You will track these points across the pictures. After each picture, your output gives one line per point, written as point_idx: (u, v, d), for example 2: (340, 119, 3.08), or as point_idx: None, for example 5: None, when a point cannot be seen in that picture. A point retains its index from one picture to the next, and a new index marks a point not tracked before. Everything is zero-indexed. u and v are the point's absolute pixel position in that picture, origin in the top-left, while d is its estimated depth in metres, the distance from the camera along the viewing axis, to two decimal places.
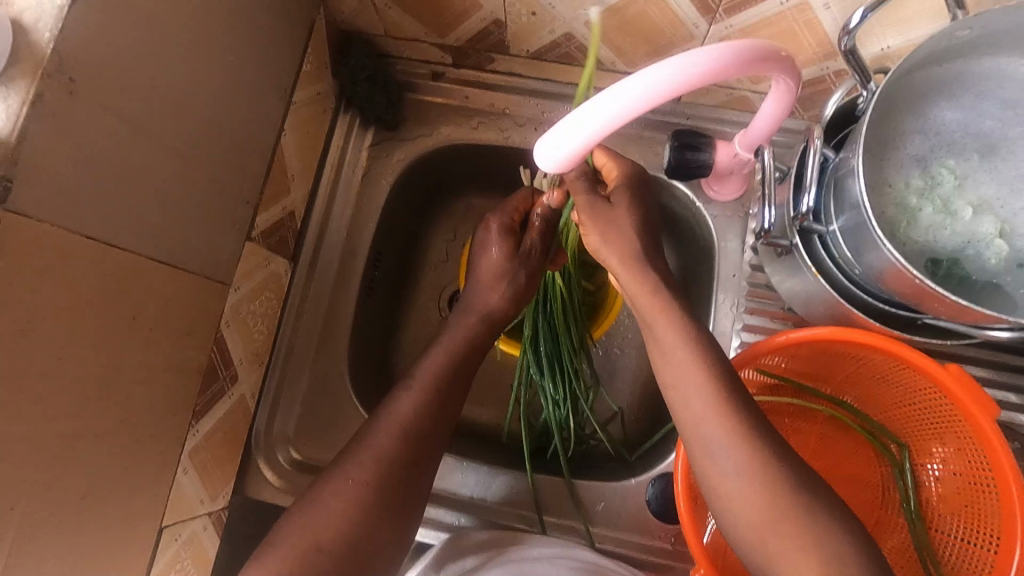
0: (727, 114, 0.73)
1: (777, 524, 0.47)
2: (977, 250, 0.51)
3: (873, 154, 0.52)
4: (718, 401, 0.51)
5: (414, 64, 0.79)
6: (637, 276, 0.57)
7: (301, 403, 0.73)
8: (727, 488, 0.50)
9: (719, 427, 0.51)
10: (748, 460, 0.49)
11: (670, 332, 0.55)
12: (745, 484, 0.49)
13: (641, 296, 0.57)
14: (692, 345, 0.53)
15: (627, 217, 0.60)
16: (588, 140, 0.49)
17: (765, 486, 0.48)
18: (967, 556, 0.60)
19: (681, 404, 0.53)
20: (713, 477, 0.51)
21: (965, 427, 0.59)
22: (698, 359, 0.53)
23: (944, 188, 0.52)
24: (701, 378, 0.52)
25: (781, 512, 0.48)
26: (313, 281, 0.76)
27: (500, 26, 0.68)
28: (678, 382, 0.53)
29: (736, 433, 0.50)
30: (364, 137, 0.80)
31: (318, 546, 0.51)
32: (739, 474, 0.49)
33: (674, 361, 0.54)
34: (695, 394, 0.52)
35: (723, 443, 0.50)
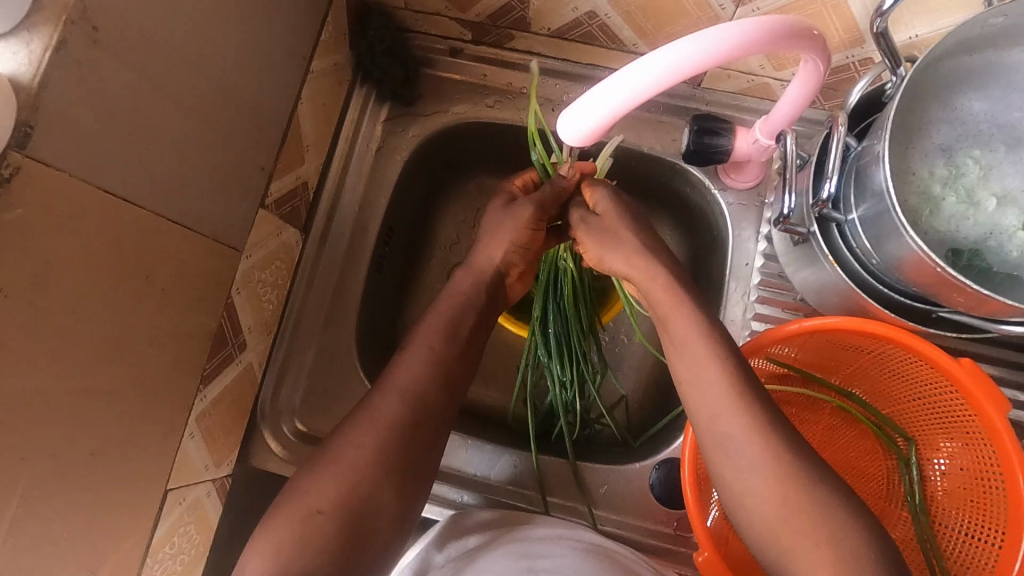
0: (747, 102, 0.72)
1: (789, 517, 0.47)
2: (999, 242, 0.50)
3: (897, 142, 0.52)
4: (733, 390, 0.52)
5: (433, 39, 0.78)
6: (646, 276, 0.59)
7: (307, 375, 0.73)
8: (742, 482, 0.50)
9: (737, 420, 0.51)
10: (762, 454, 0.49)
11: (684, 319, 0.56)
12: (760, 480, 0.49)
13: (656, 288, 0.58)
14: (707, 336, 0.54)
15: (616, 221, 0.63)
16: (611, 115, 0.48)
17: (778, 481, 0.48)
18: (971, 551, 0.60)
19: (696, 400, 0.54)
20: (729, 472, 0.51)
21: (975, 422, 0.58)
22: (710, 350, 0.53)
23: (968, 178, 0.51)
24: (716, 371, 0.53)
25: (798, 508, 0.47)
26: (324, 254, 0.75)
27: (523, 1, 0.67)
28: (691, 371, 0.54)
29: (753, 426, 0.50)
30: (379, 112, 0.79)
31: (315, 507, 0.50)
32: (754, 470, 0.49)
33: (687, 355, 0.55)
34: (710, 390, 0.52)
35: (736, 439, 0.50)
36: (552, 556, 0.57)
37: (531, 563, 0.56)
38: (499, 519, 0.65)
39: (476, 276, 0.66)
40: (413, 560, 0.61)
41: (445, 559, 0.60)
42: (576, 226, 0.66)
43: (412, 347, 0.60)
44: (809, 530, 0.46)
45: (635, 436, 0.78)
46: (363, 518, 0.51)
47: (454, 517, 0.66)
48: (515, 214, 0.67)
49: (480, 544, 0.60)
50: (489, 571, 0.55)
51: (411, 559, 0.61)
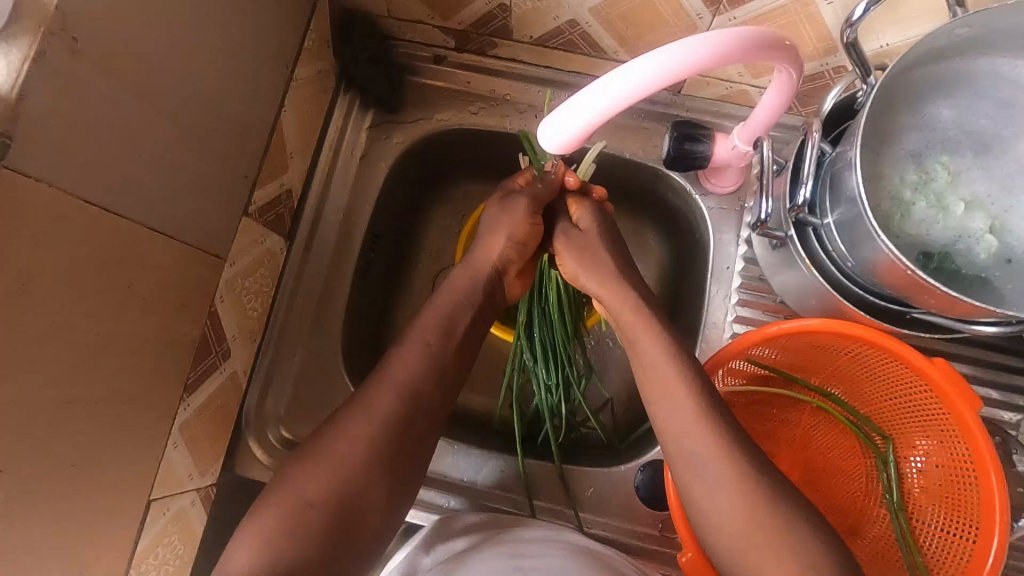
0: (726, 108, 0.73)
1: (752, 534, 0.48)
2: (968, 245, 0.52)
3: (869, 148, 0.53)
4: (700, 410, 0.53)
5: (417, 47, 0.78)
6: (618, 297, 0.61)
7: (292, 382, 0.73)
8: (707, 498, 0.51)
9: (703, 436, 0.52)
10: (727, 469, 0.50)
11: (652, 342, 0.57)
12: (724, 496, 0.50)
13: (627, 315, 0.60)
14: (672, 358, 0.56)
15: (596, 239, 0.67)
16: (592, 122, 0.48)
17: (743, 499, 0.49)
18: (946, 546, 0.61)
19: (664, 417, 0.55)
20: (697, 488, 0.51)
21: (948, 420, 0.60)
22: (678, 373, 0.55)
23: (938, 183, 0.53)
24: (683, 390, 0.54)
25: (757, 524, 0.48)
26: (309, 261, 0.75)
27: (505, 10, 0.68)
28: (659, 394, 0.55)
29: (717, 442, 0.51)
30: (364, 119, 0.80)
31: (308, 500, 0.50)
32: (718, 487, 0.50)
33: (656, 375, 0.56)
34: (680, 414, 0.54)
35: (703, 455, 0.51)
36: (542, 554, 0.58)
37: (520, 563, 0.56)
38: (489, 521, 0.65)
39: (462, 282, 0.66)
40: (401, 562, 0.61)
41: (433, 562, 0.60)
42: (557, 237, 0.68)
43: (397, 353, 0.60)
44: (778, 540, 0.47)
45: (620, 438, 0.79)
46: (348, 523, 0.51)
47: (439, 521, 0.66)
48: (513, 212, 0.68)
49: (467, 547, 0.61)
50: (476, 573, 0.55)
51: (399, 561, 0.61)
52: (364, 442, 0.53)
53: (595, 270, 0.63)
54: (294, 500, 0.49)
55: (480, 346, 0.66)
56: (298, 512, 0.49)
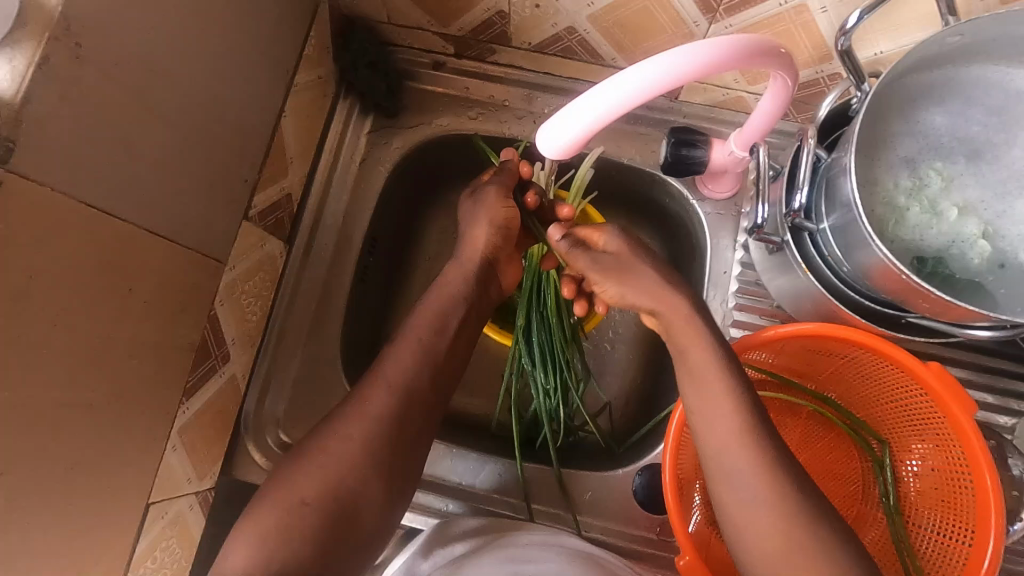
0: (723, 114, 0.74)
1: (789, 552, 0.49)
2: (961, 250, 0.52)
3: (863, 154, 0.54)
4: (745, 427, 0.53)
5: (416, 53, 0.79)
6: (672, 310, 0.57)
7: (291, 386, 0.73)
8: (747, 517, 0.51)
9: (748, 458, 0.52)
10: (768, 492, 0.51)
11: (703, 354, 0.55)
12: (765, 516, 0.50)
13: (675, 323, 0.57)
14: (725, 371, 0.54)
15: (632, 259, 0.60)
16: (589, 128, 0.49)
17: (782, 518, 0.50)
18: (941, 549, 0.61)
19: (708, 434, 0.54)
20: (733, 505, 0.52)
21: (943, 423, 0.60)
22: (724, 386, 0.54)
23: (931, 189, 0.54)
24: (733, 408, 0.53)
25: (791, 542, 0.49)
26: (308, 265, 0.76)
27: (504, 17, 0.68)
28: (705, 412, 0.54)
29: (762, 465, 0.51)
30: (363, 124, 0.80)
31: (302, 499, 0.50)
32: (758, 506, 0.51)
33: (705, 392, 0.54)
34: (728, 434, 0.53)
35: (745, 474, 0.52)
36: (542, 564, 0.59)
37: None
38: (486, 525, 0.65)
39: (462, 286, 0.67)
40: (399, 566, 0.61)
41: (432, 567, 0.60)
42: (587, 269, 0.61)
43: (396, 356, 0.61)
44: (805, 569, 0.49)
45: (618, 442, 0.79)
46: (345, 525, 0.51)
47: (441, 522, 0.66)
48: (485, 199, 0.68)
49: (466, 552, 0.61)
50: None
51: (398, 565, 0.61)
52: (363, 446, 0.53)
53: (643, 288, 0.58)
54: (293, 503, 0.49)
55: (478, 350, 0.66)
56: (297, 514, 0.49)
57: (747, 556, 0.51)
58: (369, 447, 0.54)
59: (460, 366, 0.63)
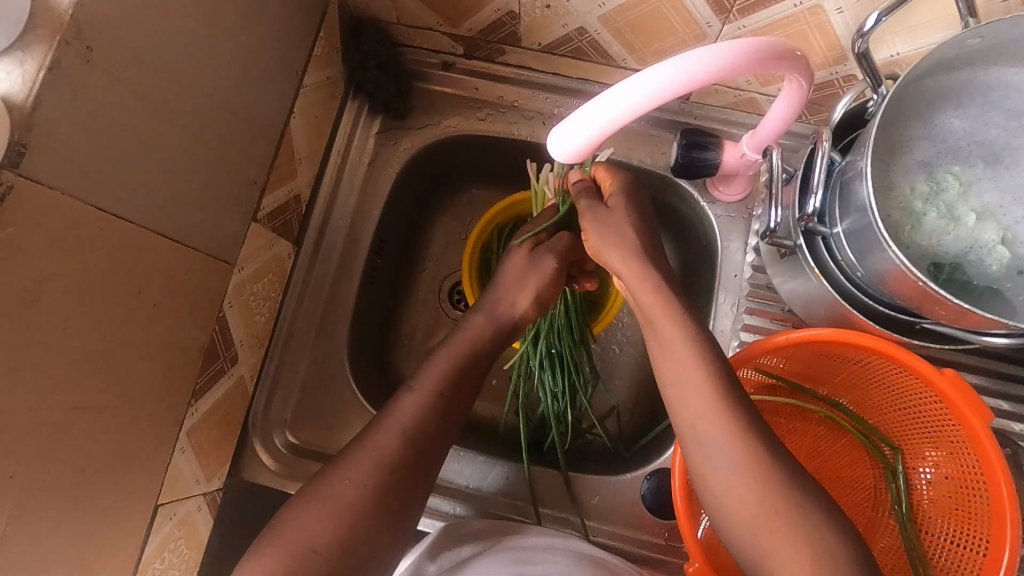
0: (735, 116, 0.73)
1: (766, 522, 0.48)
2: (979, 255, 0.51)
3: (880, 158, 0.53)
4: (717, 397, 0.52)
5: (425, 54, 0.79)
6: (638, 275, 0.59)
7: (299, 388, 0.73)
8: (723, 487, 0.51)
9: (718, 425, 0.51)
10: (745, 462, 0.50)
11: (673, 330, 0.56)
12: (740, 486, 0.50)
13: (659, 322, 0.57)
14: (691, 339, 0.55)
15: (624, 219, 0.62)
16: (601, 130, 0.48)
17: (758, 487, 0.49)
18: (956, 559, 0.61)
19: (679, 403, 0.54)
20: (709, 476, 0.52)
21: (958, 431, 0.60)
22: (696, 354, 0.54)
23: (949, 193, 0.53)
24: (701, 373, 0.53)
25: (772, 513, 0.48)
26: (316, 266, 0.76)
27: (514, 17, 0.68)
28: (678, 381, 0.54)
29: (734, 432, 0.51)
30: (372, 125, 0.80)
31: (321, 539, 0.49)
32: (733, 473, 0.50)
33: (672, 356, 0.55)
34: (714, 439, 0.51)
35: (719, 442, 0.51)
36: (547, 563, 0.58)
37: (524, 570, 0.56)
38: (489, 528, 0.65)
39: None
40: (406, 568, 0.62)
41: (438, 569, 0.61)
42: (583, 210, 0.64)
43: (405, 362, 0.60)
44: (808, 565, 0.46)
45: (626, 446, 0.79)
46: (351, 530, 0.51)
47: (448, 525, 0.66)
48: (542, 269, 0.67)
49: (473, 554, 0.61)
50: None
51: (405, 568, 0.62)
52: None
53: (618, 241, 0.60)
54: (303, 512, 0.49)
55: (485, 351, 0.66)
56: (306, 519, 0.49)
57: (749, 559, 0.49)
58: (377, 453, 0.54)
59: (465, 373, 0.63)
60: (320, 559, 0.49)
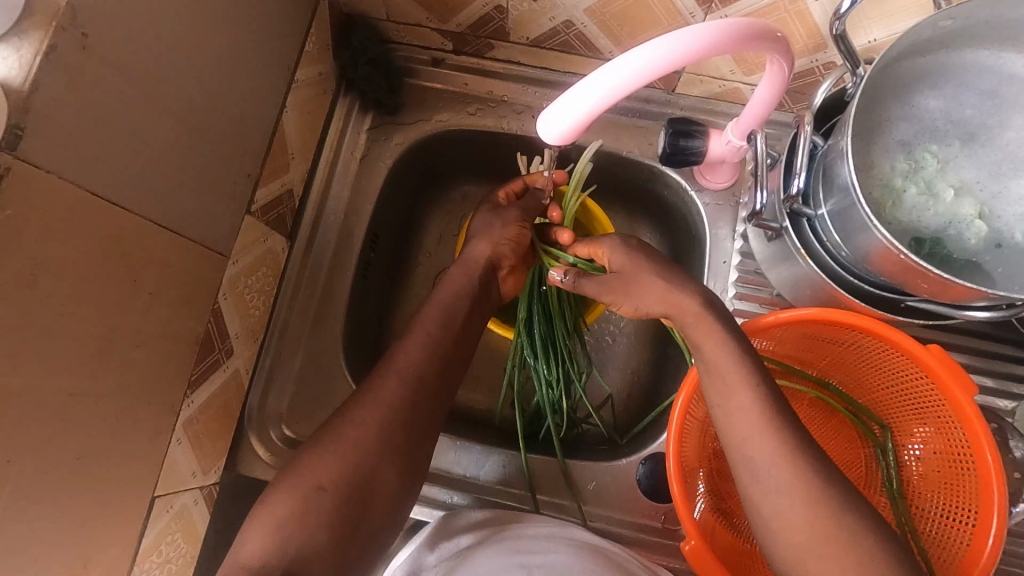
0: (720, 106, 0.75)
1: (813, 543, 0.48)
2: (958, 230, 0.53)
3: (860, 139, 0.54)
4: (764, 414, 0.52)
5: (415, 50, 0.80)
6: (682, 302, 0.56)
7: (294, 382, 0.74)
8: (769, 505, 0.50)
9: (764, 446, 0.51)
10: (792, 481, 0.49)
11: (718, 352, 0.54)
12: (790, 506, 0.49)
13: (689, 323, 0.56)
14: (739, 359, 0.54)
15: (638, 267, 0.60)
16: (591, 110, 0.49)
17: (807, 502, 0.48)
18: (946, 531, 0.61)
19: (726, 422, 0.54)
20: (758, 498, 0.51)
21: (945, 406, 0.61)
22: (740, 369, 0.53)
23: (927, 171, 0.54)
24: (746, 390, 0.53)
25: (824, 532, 0.47)
26: (310, 261, 0.76)
27: (502, 11, 0.69)
28: (724, 402, 0.54)
29: (782, 450, 0.50)
30: (363, 120, 0.81)
31: (321, 524, 0.50)
32: (781, 493, 0.49)
33: (718, 378, 0.54)
34: (762, 461, 0.51)
35: (766, 463, 0.50)
36: (545, 554, 0.57)
37: (525, 559, 0.56)
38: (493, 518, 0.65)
39: (468, 268, 0.70)
40: (406, 560, 0.62)
41: (437, 559, 0.61)
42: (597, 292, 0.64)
43: (401, 349, 0.61)
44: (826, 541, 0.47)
45: (621, 434, 0.80)
46: (351, 511, 0.52)
47: (443, 518, 0.66)
48: (505, 216, 0.73)
49: (472, 544, 0.61)
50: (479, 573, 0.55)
51: (403, 560, 0.62)
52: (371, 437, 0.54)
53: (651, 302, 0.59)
54: (303, 502, 0.50)
55: (476, 335, 0.68)
56: (309, 500, 0.50)
57: (769, 536, 0.50)
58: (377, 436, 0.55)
59: (463, 345, 0.66)
60: (330, 499, 0.51)
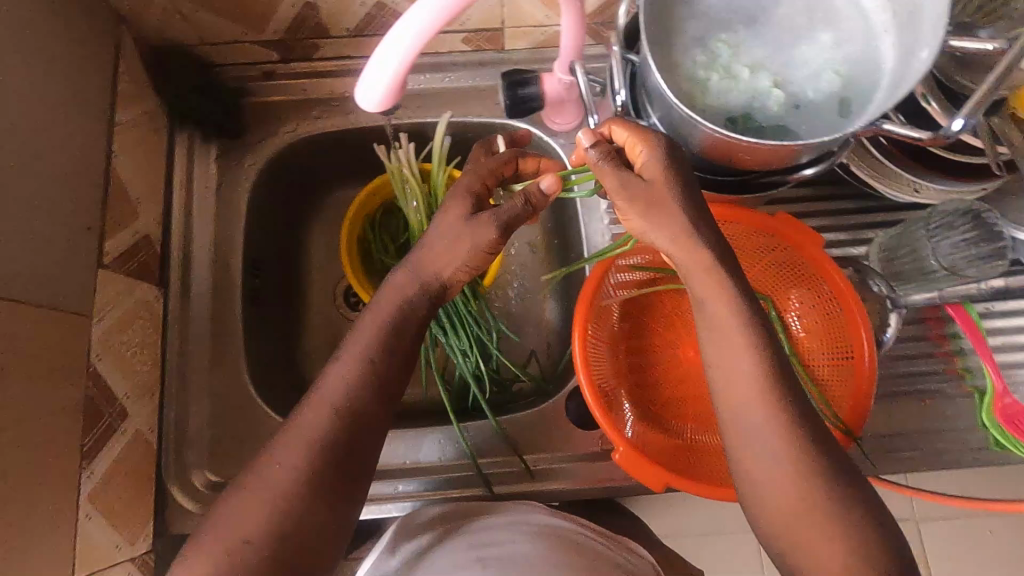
0: (549, 52, 0.79)
1: (801, 512, 0.47)
2: (761, 102, 0.58)
3: (659, 44, 0.58)
4: (759, 369, 0.49)
5: (243, 68, 0.79)
6: (688, 247, 0.50)
7: (209, 427, 0.71)
8: (760, 472, 0.49)
9: (758, 415, 0.49)
10: (787, 446, 0.48)
11: (724, 307, 0.50)
12: (780, 476, 0.48)
13: (694, 274, 0.51)
14: (737, 311, 0.50)
15: (668, 189, 0.51)
16: (395, 73, 0.50)
17: (794, 467, 0.47)
18: (836, 375, 0.68)
19: (724, 379, 0.50)
20: (747, 463, 0.49)
21: (806, 265, 0.68)
22: (747, 330, 0.49)
23: (723, 58, 0.59)
24: (742, 344, 0.50)
25: (808, 493, 0.47)
26: (191, 303, 0.74)
27: (311, 8, 0.70)
28: (718, 350, 0.51)
29: (773, 416, 0.48)
30: (209, 151, 0.79)
31: None
32: (778, 465, 0.48)
33: (719, 334, 0.51)
34: (754, 423, 0.49)
35: (760, 427, 0.49)
36: (507, 546, 0.59)
37: (481, 553, 0.59)
38: (459, 512, 0.65)
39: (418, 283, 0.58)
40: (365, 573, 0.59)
41: (399, 563, 0.59)
42: (612, 192, 0.53)
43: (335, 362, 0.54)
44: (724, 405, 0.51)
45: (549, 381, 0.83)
46: None
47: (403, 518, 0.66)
48: (451, 207, 0.59)
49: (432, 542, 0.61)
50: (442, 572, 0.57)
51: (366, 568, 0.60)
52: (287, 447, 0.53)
53: (665, 229, 0.51)
54: None
55: None
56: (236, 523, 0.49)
57: None
58: (310, 470, 0.49)
59: None
60: None
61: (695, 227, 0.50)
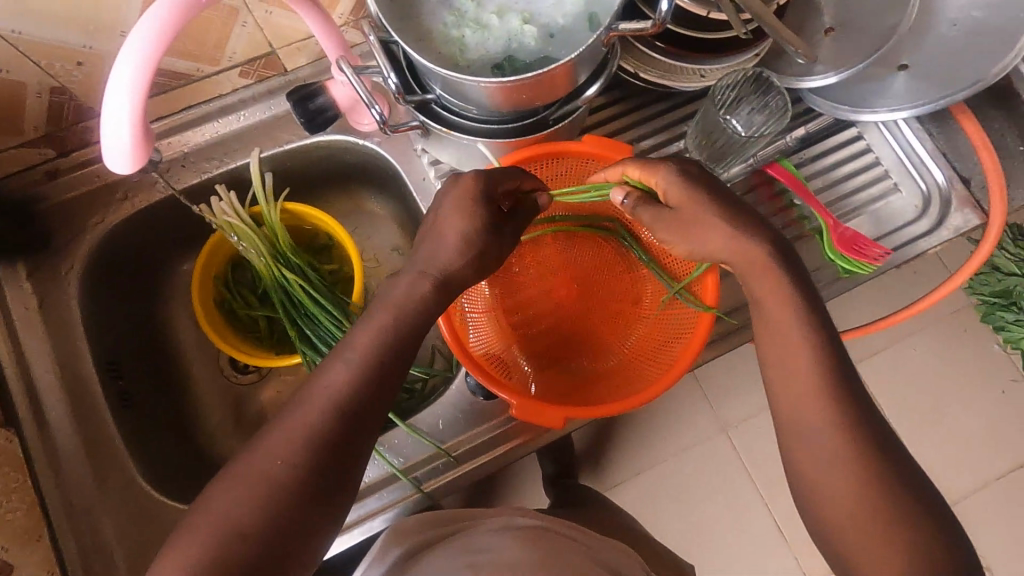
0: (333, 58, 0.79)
1: (855, 513, 0.48)
2: (519, 42, 0.60)
3: (404, 20, 0.60)
4: (810, 397, 0.52)
5: (24, 176, 0.74)
6: (740, 244, 0.56)
7: (114, 545, 0.67)
8: (811, 450, 0.51)
9: (812, 411, 0.51)
10: (828, 426, 0.50)
11: (781, 303, 0.54)
12: (830, 441, 0.50)
13: (755, 276, 0.56)
14: (792, 302, 0.54)
15: (700, 211, 0.57)
16: (131, 127, 0.53)
17: (842, 442, 0.50)
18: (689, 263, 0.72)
19: (778, 379, 0.54)
20: (798, 452, 0.52)
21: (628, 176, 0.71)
22: (802, 330, 0.53)
23: (470, 12, 0.61)
24: (798, 339, 0.53)
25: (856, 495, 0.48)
26: (50, 431, 0.69)
27: (61, 91, 0.67)
28: (783, 387, 0.54)
29: (827, 415, 0.51)
30: (17, 272, 0.73)
31: None
32: (820, 434, 0.51)
33: (782, 334, 0.54)
34: (812, 422, 0.51)
35: (814, 426, 0.51)
36: (493, 547, 0.59)
37: (472, 560, 0.58)
38: (450, 517, 0.66)
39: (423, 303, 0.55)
40: None
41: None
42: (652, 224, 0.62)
43: (320, 377, 0.51)
44: None
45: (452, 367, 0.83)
46: None
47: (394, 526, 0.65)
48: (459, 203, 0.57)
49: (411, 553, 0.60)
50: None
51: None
52: None
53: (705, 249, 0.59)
54: None
55: None
56: None
57: None
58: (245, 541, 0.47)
59: None
60: None
61: (746, 227, 0.56)
